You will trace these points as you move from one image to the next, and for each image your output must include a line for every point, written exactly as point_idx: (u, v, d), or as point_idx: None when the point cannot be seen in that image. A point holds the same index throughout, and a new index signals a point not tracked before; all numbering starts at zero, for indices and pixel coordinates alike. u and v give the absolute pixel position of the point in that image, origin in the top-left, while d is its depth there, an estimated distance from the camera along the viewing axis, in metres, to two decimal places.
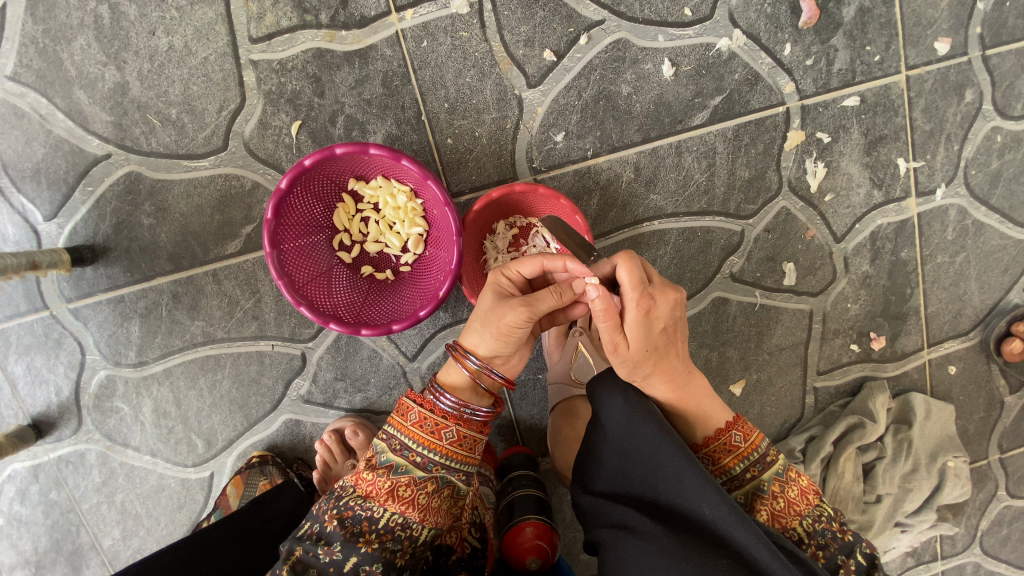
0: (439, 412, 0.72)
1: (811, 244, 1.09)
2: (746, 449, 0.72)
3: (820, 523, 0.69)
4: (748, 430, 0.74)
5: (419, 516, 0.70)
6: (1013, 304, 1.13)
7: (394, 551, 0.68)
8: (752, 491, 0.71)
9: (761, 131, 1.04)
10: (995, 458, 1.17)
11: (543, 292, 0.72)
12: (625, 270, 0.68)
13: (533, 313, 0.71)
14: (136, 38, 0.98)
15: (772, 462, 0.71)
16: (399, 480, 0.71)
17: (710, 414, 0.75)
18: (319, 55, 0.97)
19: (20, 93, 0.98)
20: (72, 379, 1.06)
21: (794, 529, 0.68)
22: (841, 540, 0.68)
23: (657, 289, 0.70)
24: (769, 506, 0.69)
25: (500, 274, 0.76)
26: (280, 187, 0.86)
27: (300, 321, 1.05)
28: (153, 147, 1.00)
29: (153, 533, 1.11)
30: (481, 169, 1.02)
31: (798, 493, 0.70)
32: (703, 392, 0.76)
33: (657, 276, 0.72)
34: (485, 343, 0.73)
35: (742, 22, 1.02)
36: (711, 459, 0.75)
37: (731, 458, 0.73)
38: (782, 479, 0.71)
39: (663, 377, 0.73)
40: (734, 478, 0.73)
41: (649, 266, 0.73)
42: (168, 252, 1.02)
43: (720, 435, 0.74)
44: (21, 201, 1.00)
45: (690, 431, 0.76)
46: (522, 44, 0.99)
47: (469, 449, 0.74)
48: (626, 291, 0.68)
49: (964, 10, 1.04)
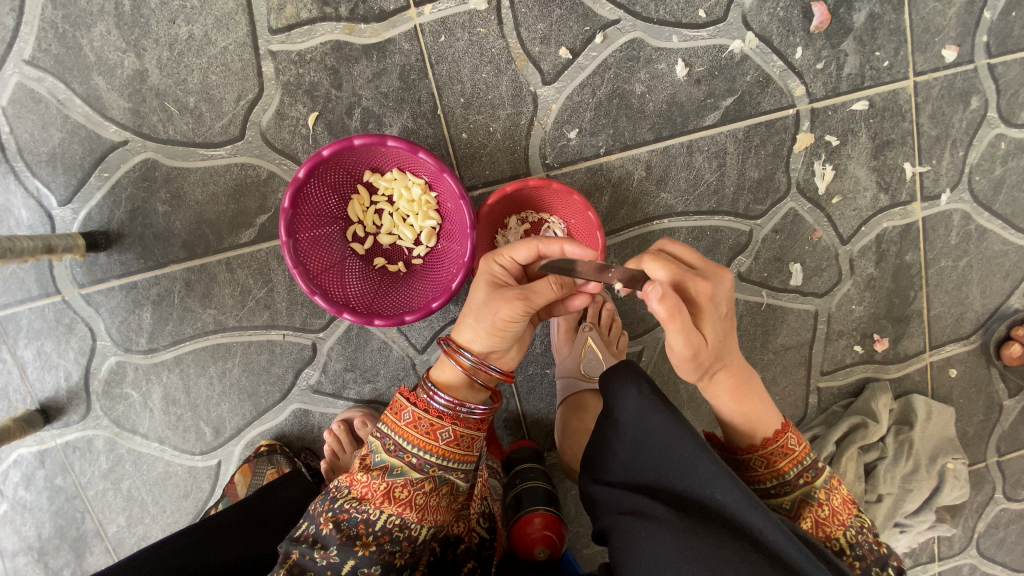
0: (434, 412, 0.71)
1: (818, 245, 1.10)
2: (800, 454, 0.72)
3: (860, 534, 0.70)
4: (800, 436, 0.74)
5: (417, 515, 0.70)
6: (1013, 309, 1.15)
7: (392, 552, 0.68)
8: (801, 497, 0.71)
9: (771, 133, 1.06)
10: (993, 461, 1.19)
11: (538, 284, 0.68)
12: (663, 270, 0.65)
13: (530, 307, 0.68)
14: (156, 26, 0.98)
15: (822, 469, 0.72)
16: (394, 481, 0.70)
17: (768, 417, 0.74)
18: (338, 47, 0.98)
19: (38, 78, 0.99)
20: (82, 365, 1.06)
21: (837, 538, 0.69)
22: (877, 552, 0.69)
23: (713, 273, 0.67)
24: (814, 514, 0.70)
25: (494, 261, 0.73)
26: (298, 176, 0.87)
27: (311, 311, 1.06)
28: (170, 135, 1.00)
29: (158, 520, 1.11)
30: (495, 164, 1.03)
31: (841, 501, 0.71)
32: (762, 394, 0.74)
33: (702, 260, 0.69)
34: (479, 339, 0.71)
35: (754, 25, 1.03)
36: (764, 463, 0.73)
37: (787, 462, 0.72)
38: (829, 486, 0.72)
39: (728, 372, 0.72)
40: (785, 483, 0.72)
41: (688, 254, 0.69)
42: (182, 240, 1.03)
43: (777, 438, 0.73)
44: (36, 185, 1.00)
45: (747, 435, 0.74)
46: (538, 41, 1.01)
47: (467, 447, 0.73)
48: (682, 283, 0.65)
49: (971, 19, 1.05)
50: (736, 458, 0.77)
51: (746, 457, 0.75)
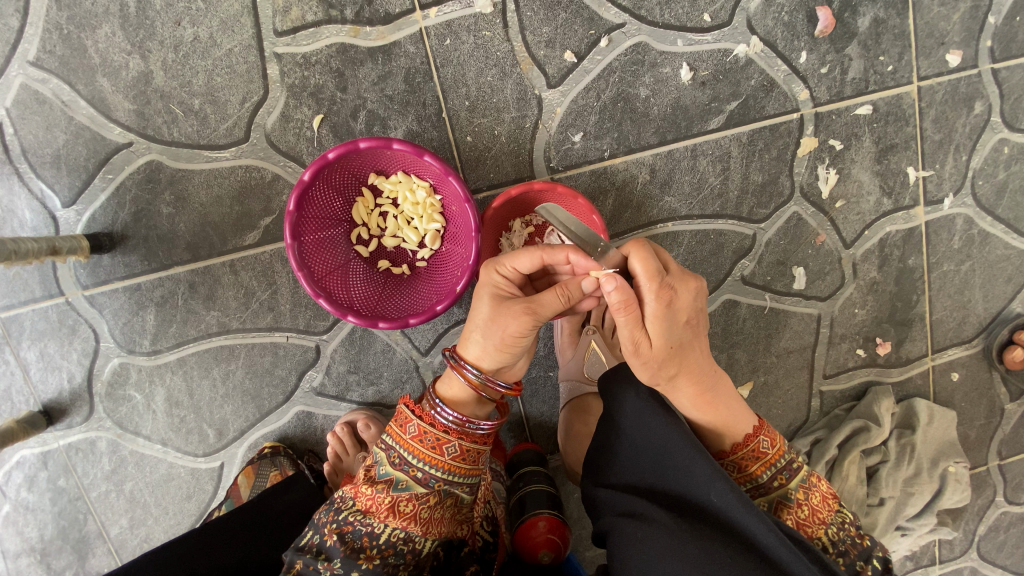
0: (440, 427, 0.71)
1: (821, 249, 1.10)
2: (773, 456, 0.73)
3: (842, 530, 0.71)
4: (774, 435, 0.74)
5: (422, 528, 0.70)
6: (1015, 314, 1.15)
7: (396, 565, 0.69)
8: (778, 499, 0.72)
9: (775, 137, 1.06)
10: (994, 465, 1.19)
11: (545, 295, 0.68)
12: (640, 264, 0.66)
13: (538, 320, 0.67)
14: (161, 28, 0.98)
15: (797, 469, 0.73)
16: (399, 496, 0.70)
17: (737, 422, 0.73)
18: (343, 50, 0.98)
19: (43, 80, 0.98)
20: (85, 367, 1.06)
21: (819, 538, 0.70)
22: (860, 545, 0.70)
23: (679, 279, 0.68)
24: (794, 515, 0.71)
25: (496, 270, 0.72)
26: (303, 179, 0.87)
27: (315, 314, 1.06)
28: (175, 137, 1.00)
29: (160, 522, 1.11)
30: (499, 167, 1.03)
31: (819, 499, 0.72)
32: (730, 399, 0.74)
33: (675, 266, 0.70)
34: (488, 356, 0.71)
35: (759, 29, 1.03)
36: (737, 467, 0.74)
37: (759, 466, 0.73)
38: (806, 486, 0.72)
39: (690, 379, 0.71)
40: (761, 486, 0.73)
41: (666, 258, 0.71)
42: (185, 242, 1.03)
43: (748, 442, 0.73)
44: (40, 187, 1.00)
45: (717, 439, 0.75)
46: (543, 44, 1.01)
47: (472, 462, 0.73)
48: (643, 284, 0.66)
49: (975, 24, 1.06)
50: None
51: (718, 461, 0.75)
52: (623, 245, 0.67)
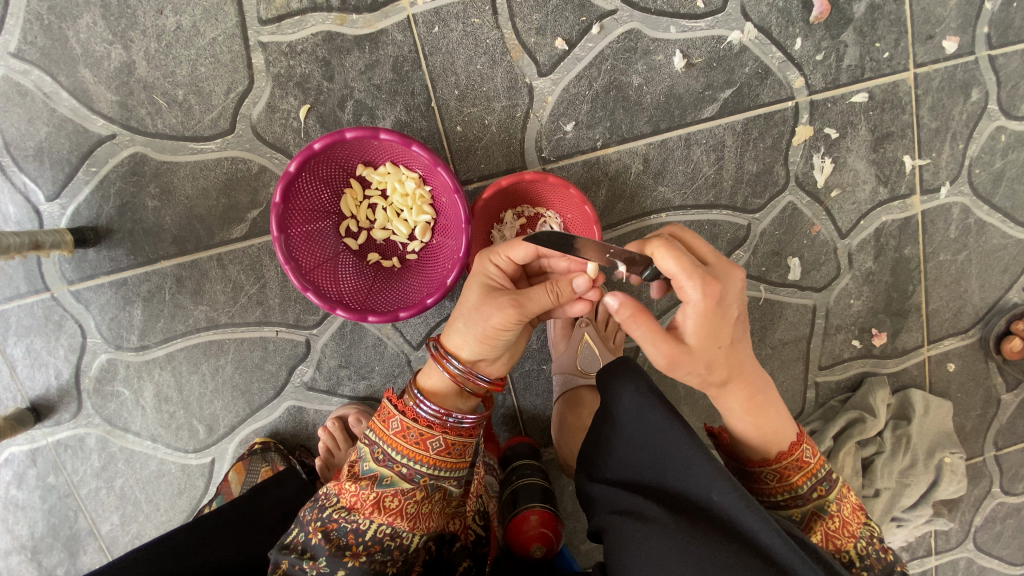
0: (423, 421, 0.70)
1: (816, 240, 1.09)
2: (815, 467, 0.71)
3: (869, 544, 0.69)
4: (815, 446, 0.72)
5: (409, 524, 0.69)
6: (1012, 303, 1.14)
7: (383, 562, 0.68)
8: (813, 510, 0.70)
9: (769, 125, 1.04)
10: (990, 456, 1.19)
11: (533, 290, 0.65)
12: (673, 260, 0.61)
13: (524, 314, 0.65)
14: (143, 17, 0.96)
15: (836, 481, 0.71)
16: (384, 491, 0.69)
17: (784, 430, 0.71)
18: (329, 38, 0.96)
19: (23, 71, 0.97)
20: (73, 363, 1.05)
21: (847, 551, 0.68)
22: (885, 559, 0.69)
23: (721, 273, 0.63)
24: (825, 527, 0.69)
25: (490, 262, 0.70)
26: (288, 171, 0.85)
27: (304, 307, 1.05)
28: (159, 128, 0.98)
29: (152, 518, 1.10)
30: (490, 157, 1.02)
31: (851, 511, 0.70)
32: (776, 406, 0.71)
33: (715, 259, 0.64)
34: (468, 346, 0.69)
35: (753, 15, 1.02)
36: (777, 476, 0.72)
37: (800, 476, 0.71)
38: (841, 497, 0.71)
39: (742, 383, 0.68)
40: (799, 496, 0.71)
41: (705, 251, 0.65)
42: (172, 235, 1.01)
43: (792, 450, 0.71)
44: (23, 181, 0.99)
45: (760, 448, 0.72)
46: (533, 32, 0.99)
47: (458, 455, 0.71)
48: (687, 282, 0.61)
49: (973, 9, 1.04)
50: (748, 470, 0.75)
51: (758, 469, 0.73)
52: (649, 238, 0.62)
